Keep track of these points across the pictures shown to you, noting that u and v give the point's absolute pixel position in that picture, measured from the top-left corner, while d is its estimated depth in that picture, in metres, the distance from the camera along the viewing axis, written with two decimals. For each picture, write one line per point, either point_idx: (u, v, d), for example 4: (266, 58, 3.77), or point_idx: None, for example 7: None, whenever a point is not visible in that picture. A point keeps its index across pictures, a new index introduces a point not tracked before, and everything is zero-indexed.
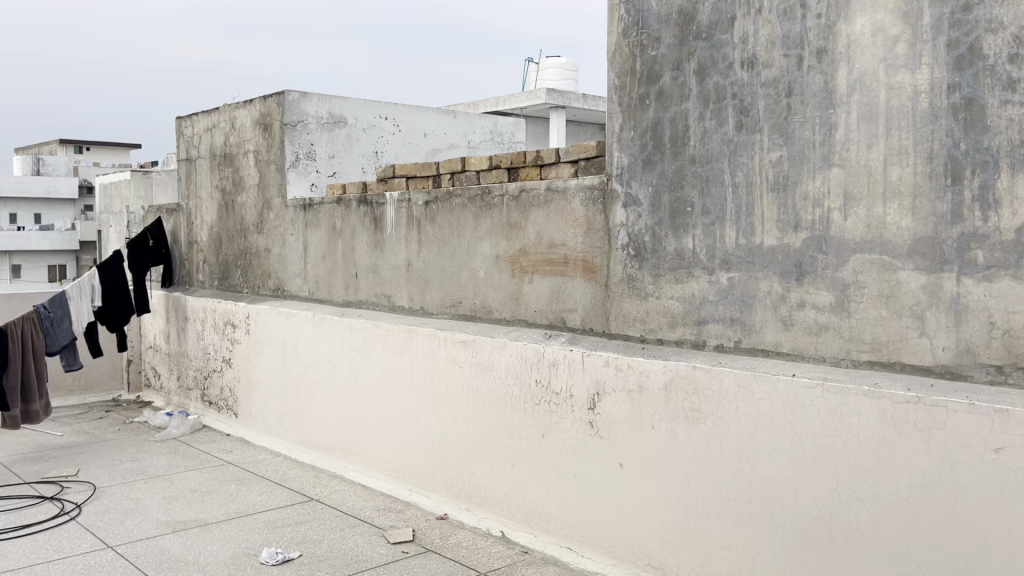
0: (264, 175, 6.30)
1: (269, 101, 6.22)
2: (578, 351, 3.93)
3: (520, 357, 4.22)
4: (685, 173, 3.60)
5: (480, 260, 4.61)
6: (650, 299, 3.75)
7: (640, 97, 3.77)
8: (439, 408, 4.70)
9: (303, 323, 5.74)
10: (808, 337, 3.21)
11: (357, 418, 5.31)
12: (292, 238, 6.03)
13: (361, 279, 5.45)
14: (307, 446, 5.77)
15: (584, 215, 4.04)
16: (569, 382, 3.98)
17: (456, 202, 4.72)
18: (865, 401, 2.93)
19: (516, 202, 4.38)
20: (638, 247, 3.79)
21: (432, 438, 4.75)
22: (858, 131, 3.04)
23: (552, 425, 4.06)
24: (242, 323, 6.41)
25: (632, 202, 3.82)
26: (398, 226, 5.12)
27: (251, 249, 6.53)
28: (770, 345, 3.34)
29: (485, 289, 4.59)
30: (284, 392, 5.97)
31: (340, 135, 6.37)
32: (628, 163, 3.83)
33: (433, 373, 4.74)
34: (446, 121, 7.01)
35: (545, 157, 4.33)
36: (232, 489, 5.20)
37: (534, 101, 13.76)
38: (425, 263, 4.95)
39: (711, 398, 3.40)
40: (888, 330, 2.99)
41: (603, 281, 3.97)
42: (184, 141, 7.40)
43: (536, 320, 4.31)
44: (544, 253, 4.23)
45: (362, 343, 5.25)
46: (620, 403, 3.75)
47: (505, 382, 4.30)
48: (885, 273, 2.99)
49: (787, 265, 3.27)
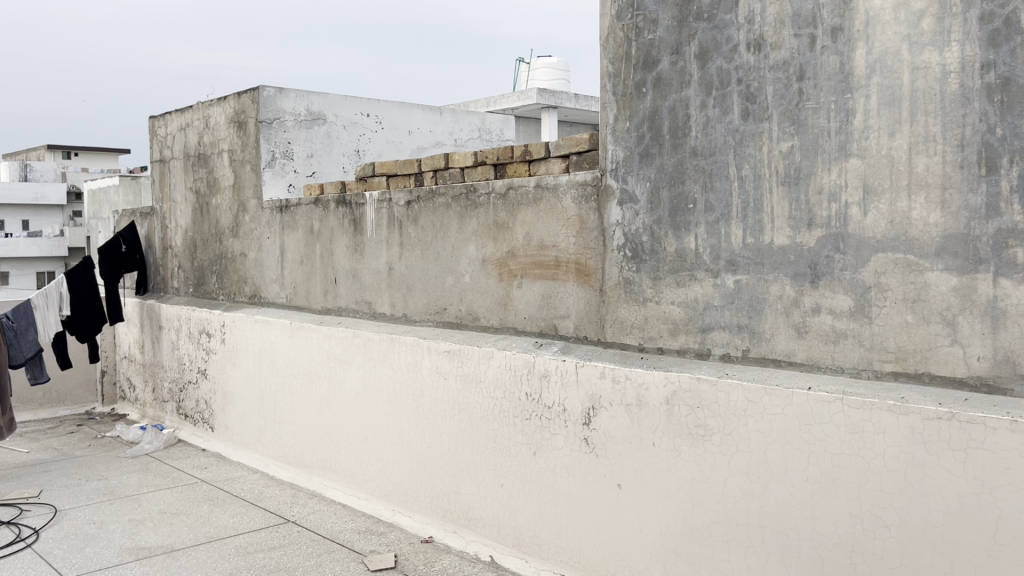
0: (239, 176, 5.98)
1: (243, 97, 5.91)
2: (572, 362, 3.62)
3: (509, 367, 3.91)
4: (686, 166, 3.30)
5: (465, 263, 4.30)
6: (649, 304, 3.45)
7: (636, 85, 3.46)
8: (423, 423, 4.38)
9: (280, 332, 5.41)
10: (824, 346, 2.92)
11: (337, 433, 4.99)
12: (269, 242, 5.71)
13: (340, 285, 5.13)
14: (285, 462, 5.44)
15: (577, 213, 3.73)
16: (562, 395, 3.67)
17: (440, 202, 4.41)
18: (891, 417, 2.63)
19: (503, 201, 4.07)
20: (634, 247, 3.49)
21: (416, 456, 4.44)
22: (879, 117, 2.74)
23: (544, 441, 3.76)
24: (217, 332, 6.09)
25: (628, 200, 3.51)
26: (378, 228, 4.81)
27: (226, 254, 6.21)
28: (783, 354, 3.03)
29: (471, 294, 4.27)
30: (261, 405, 5.65)
31: (319, 132, 6.06)
32: (623, 156, 3.53)
33: (416, 385, 4.42)
34: (432, 118, 6.69)
35: (534, 151, 4.01)
36: (203, 510, 4.87)
37: (526, 102, 13.44)
38: (408, 268, 4.64)
39: (718, 413, 3.09)
40: (916, 338, 2.69)
41: (598, 285, 3.66)
42: (157, 142, 7.07)
43: (525, 327, 4.01)
44: (534, 255, 3.93)
45: (341, 353, 4.93)
46: (616, 418, 3.44)
47: (493, 396, 3.99)
48: (911, 275, 2.69)
49: (800, 266, 2.97)
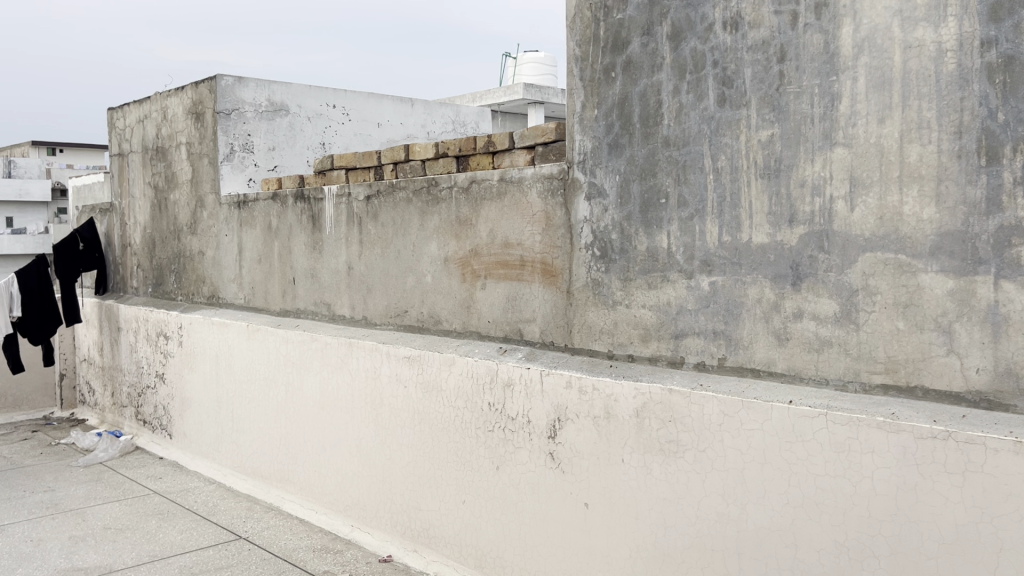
0: (197, 170, 5.68)
1: (200, 86, 5.61)
2: (536, 370, 3.34)
3: (471, 375, 3.63)
4: (658, 158, 3.02)
5: (427, 262, 4.01)
6: (618, 308, 3.18)
7: (605, 69, 3.19)
8: (383, 434, 4.10)
9: (237, 335, 5.12)
10: (807, 355, 2.65)
11: (296, 443, 4.70)
12: (227, 240, 5.42)
13: (299, 285, 4.84)
14: (244, 472, 5.15)
15: (542, 209, 3.45)
16: (526, 406, 3.39)
17: (400, 196, 4.12)
18: (881, 435, 2.36)
19: (465, 195, 3.78)
20: (603, 246, 3.22)
21: (376, 469, 4.15)
22: (867, 102, 2.47)
23: (507, 455, 3.47)
24: (175, 335, 5.79)
25: (596, 194, 3.24)
26: (337, 224, 4.51)
27: (185, 252, 5.91)
28: (762, 363, 2.76)
29: (433, 296, 3.99)
30: (219, 412, 5.36)
31: (281, 124, 5.76)
32: (591, 147, 3.25)
33: (375, 393, 4.14)
34: (402, 110, 6.39)
35: (497, 142, 3.72)
36: (150, 525, 4.58)
37: (511, 96, 13.13)
38: (368, 267, 4.35)
39: (691, 429, 2.82)
40: (908, 347, 2.42)
41: (565, 286, 3.38)
42: (116, 135, 6.76)
43: (489, 331, 3.72)
44: (498, 253, 3.65)
45: (299, 358, 4.64)
46: (583, 431, 3.17)
47: (455, 406, 3.71)
48: (903, 277, 2.42)
49: (781, 267, 2.70)
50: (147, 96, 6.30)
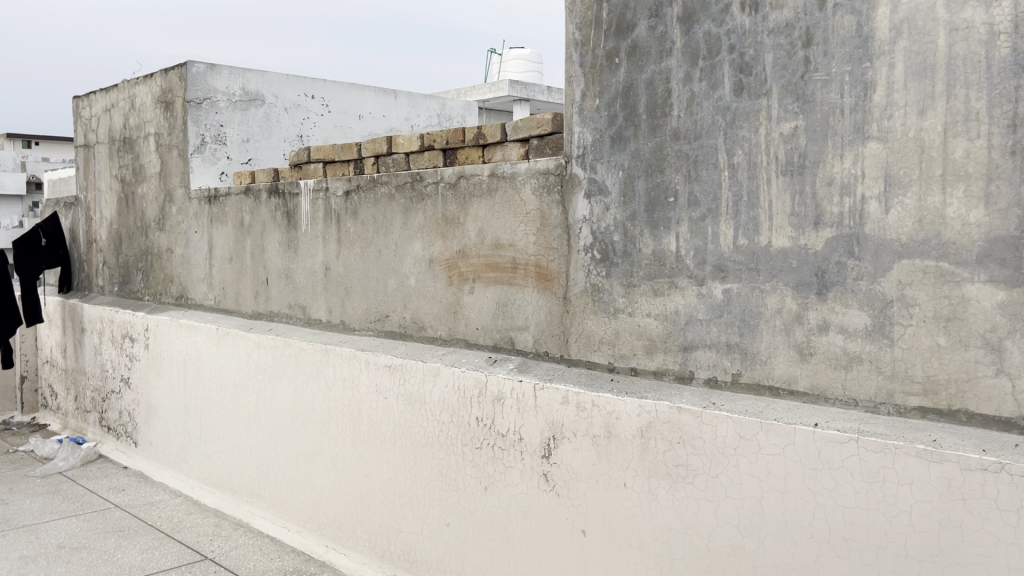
0: (166, 163, 5.35)
1: (170, 74, 5.27)
2: (529, 384, 3.06)
3: (457, 387, 3.34)
4: (667, 152, 2.75)
5: (410, 264, 3.72)
6: (620, 316, 2.90)
7: (608, 55, 2.91)
8: (360, 448, 3.80)
9: (207, 339, 4.81)
10: (833, 373, 2.39)
11: (268, 455, 4.39)
12: (198, 237, 5.10)
13: (272, 287, 4.53)
14: (212, 485, 4.83)
15: (537, 207, 3.17)
16: (518, 422, 3.10)
17: (382, 192, 3.82)
18: (921, 465, 2.10)
19: (453, 191, 3.49)
20: (604, 248, 2.94)
21: (353, 485, 3.85)
22: (906, 91, 2.21)
23: (497, 474, 3.19)
24: (141, 337, 5.45)
25: (597, 191, 2.96)
26: (314, 221, 4.21)
27: (153, 250, 5.58)
28: (782, 380, 2.50)
29: (416, 299, 3.70)
30: (187, 420, 5.04)
31: (256, 115, 5.44)
32: (592, 140, 2.97)
33: (352, 404, 3.84)
34: (385, 102, 6.09)
35: (488, 134, 3.43)
36: (109, 544, 4.25)
37: (497, 93, 12.84)
38: (346, 268, 4.05)
39: (702, 452, 2.55)
40: (950, 366, 2.16)
41: (561, 292, 3.11)
42: (81, 125, 6.40)
43: (478, 339, 3.44)
44: (488, 255, 3.36)
45: (271, 365, 4.33)
46: (581, 451, 2.89)
47: (439, 420, 3.42)
48: (946, 287, 2.16)
49: (804, 274, 2.43)
50: (114, 83, 5.94)
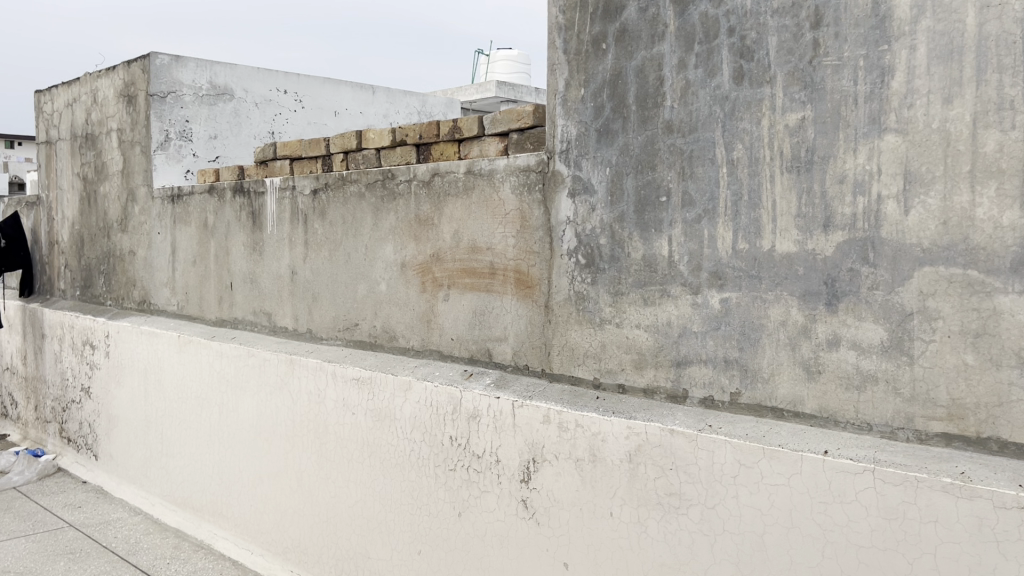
0: (128, 160, 5.05)
1: (132, 66, 4.97)
2: (507, 401, 2.78)
3: (430, 404, 3.06)
4: (659, 146, 2.49)
5: (381, 268, 3.44)
6: (607, 328, 2.64)
7: (594, 40, 2.65)
8: (327, 468, 3.52)
9: (168, 347, 4.51)
10: (844, 394, 2.13)
11: (230, 472, 4.10)
12: (161, 239, 4.81)
13: (237, 291, 4.25)
14: (173, 503, 4.54)
15: (517, 208, 2.90)
16: (494, 442, 2.83)
17: (351, 191, 3.55)
18: (947, 502, 1.84)
19: (426, 190, 3.22)
20: (589, 253, 2.68)
21: (319, 507, 3.57)
22: (929, 77, 1.96)
23: (472, 500, 2.92)
24: (101, 344, 5.15)
25: (582, 190, 2.70)
26: (280, 222, 3.93)
27: (114, 252, 5.28)
28: (786, 401, 2.24)
29: (387, 307, 3.42)
30: (148, 433, 4.74)
31: (224, 110, 5.17)
32: (576, 134, 2.71)
33: (319, 419, 3.55)
34: (362, 98, 5.88)
35: (464, 127, 3.16)
36: (58, 568, 3.95)
37: (484, 94, 12.56)
38: (313, 272, 3.77)
39: (697, 480, 2.29)
40: (979, 389, 1.91)
41: (542, 300, 2.84)
42: (43, 121, 6.09)
43: (452, 351, 3.16)
44: (463, 259, 3.09)
45: (234, 376, 4.04)
46: (563, 476, 2.62)
47: (410, 439, 3.14)
48: (975, 298, 1.91)
49: (812, 282, 2.18)
50: (76, 77, 5.64)
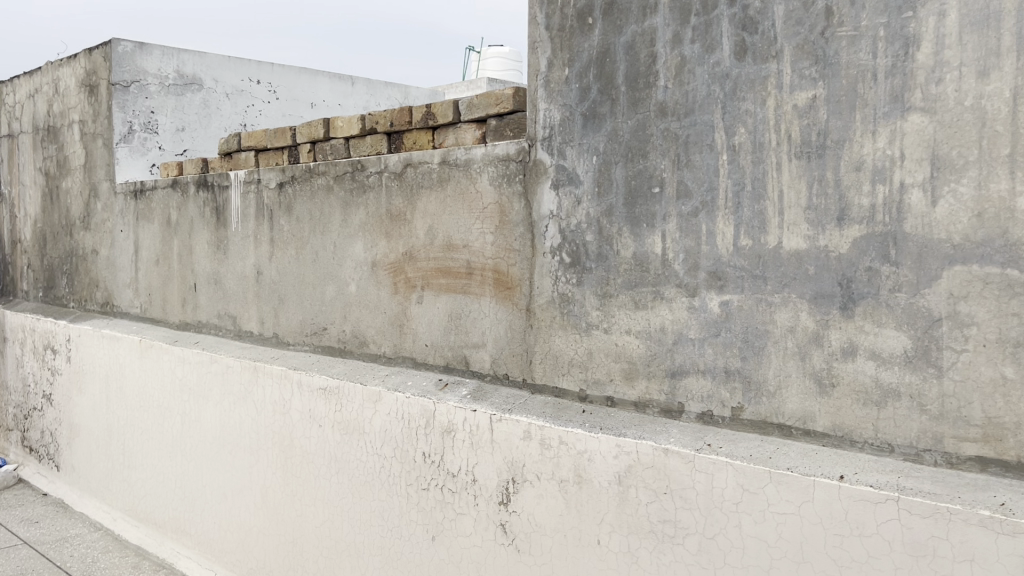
0: (90, 153, 4.77)
1: (94, 53, 4.69)
2: (484, 416, 2.52)
3: (401, 416, 2.80)
4: (651, 131, 2.23)
5: (351, 267, 3.17)
6: (594, 333, 2.39)
7: (579, 14, 2.39)
8: (292, 484, 3.26)
9: (129, 353, 4.24)
10: (861, 411, 1.88)
11: (194, 487, 3.83)
12: (124, 237, 4.53)
13: (201, 292, 3.99)
14: (136, 518, 4.26)
15: (495, 201, 2.63)
16: (470, 459, 2.57)
17: (319, 184, 3.28)
18: (985, 538, 1.59)
19: (398, 182, 2.95)
20: (574, 250, 2.42)
21: (285, 527, 3.31)
22: (962, 47, 1.70)
23: (446, 523, 2.66)
24: (62, 349, 4.86)
25: (566, 181, 2.44)
26: (245, 218, 3.66)
27: (77, 251, 4.99)
28: (795, 418, 1.99)
29: (358, 310, 3.15)
30: (109, 443, 4.47)
31: (193, 101, 4.92)
32: (559, 118, 2.45)
33: (284, 432, 3.28)
34: (340, 90, 5.74)
35: (438, 113, 2.89)
36: None
37: (474, 91, 12.29)
38: (279, 272, 3.50)
39: (695, 506, 2.03)
40: (1020, 407, 1.65)
41: (523, 303, 2.57)
42: (5, 113, 5.79)
43: (426, 357, 2.90)
44: (437, 258, 2.83)
45: (197, 384, 3.77)
46: (545, 499, 2.36)
47: (381, 454, 2.87)
48: (1015, 301, 1.65)
49: (824, 283, 1.92)
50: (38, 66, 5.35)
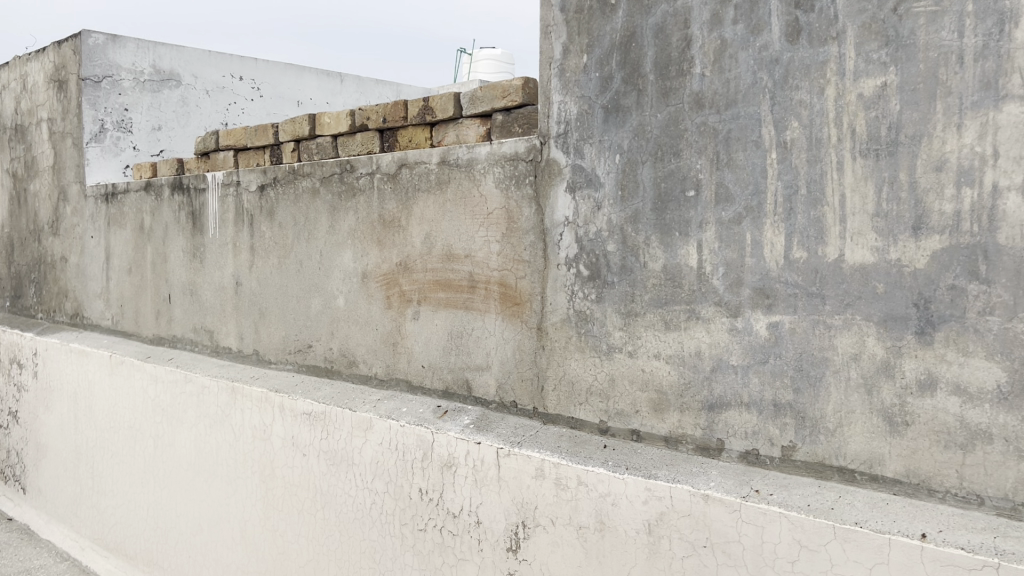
0: (59, 154, 4.44)
1: (63, 46, 4.37)
2: (491, 450, 2.21)
3: (395, 447, 2.49)
4: (684, 126, 1.93)
5: (339, 278, 2.87)
6: (616, 358, 2.09)
7: None
8: (273, 518, 2.94)
9: (99, 369, 3.91)
10: (943, 455, 1.59)
11: (167, 517, 3.50)
12: (94, 244, 4.20)
13: (176, 304, 3.67)
14: (106, 548, 3.94)
15: (501, 206, 2.33)
16: (474, 499, 2.27)
17: (303, 186, 2.98)
18: None
19: (392, 185, 2.65)
20: (593, 262, 2.12)
21: (265, 565, 2.99)
22: None
23: (446, 569, 2.35)
24: (28, 363, 4.53)
25: (584, 183, 2.14)
26: (223, 224, 3.36)
27: (45, 258, 4.66)
28: (859, 461, 1.69)
29: (346, 326, 2.85)
30: (78, 466, 4.14)
31: (170, 98, 4.61)
32: (576, 112, 2.15)
33: (265, 460, 2.97)
34: (330, 86, 5.49)
35: (437, 107, 2.58)
36: None
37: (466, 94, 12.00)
38: (260, 283, 3.19)
39: (741, 563, 1.74)
40: None
41: (534, 321, 2.28)
42: None
43: (423, 381, 2.60)
44: (436, 269, 2.52)
45: (170, 405, 3.46)
46: (561, 547, 2.06)
47: (371, 489, 2.57)
48: None
49: (896, 304, 1.63)
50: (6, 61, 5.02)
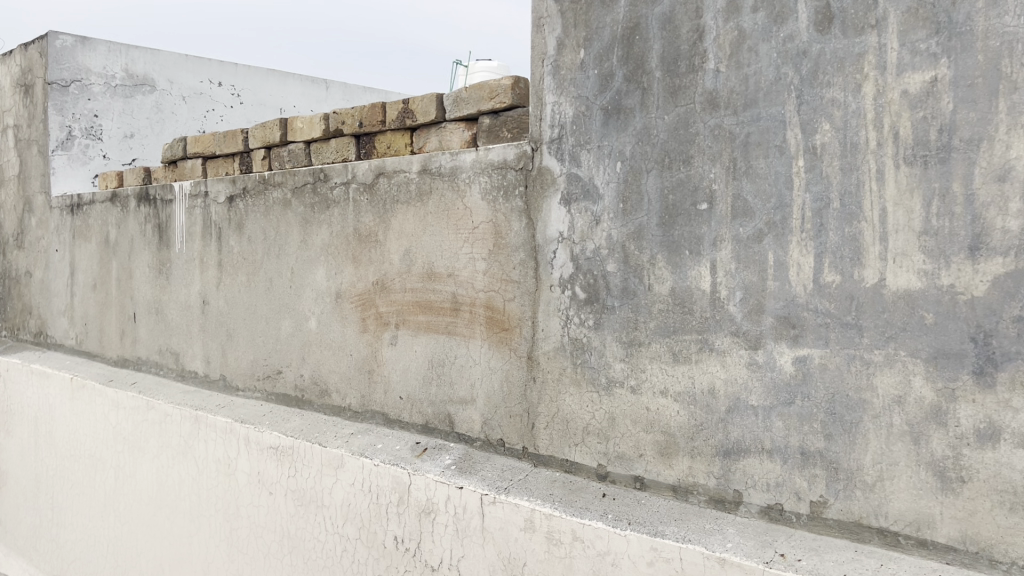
0: (25, 162, 4.18)
1: (30, 49, 4.12)
2: (474, 497, 1.95)
3: (368, 489, 2.23)
4: (695, 129, 1.69)
5: (311, 298, 2.61)
6: (617, 393, 1.83)
7: None
8: (237, 562, 2.67)
9: (60, 392, 3.64)
10: (1008, 520, 1.33)
11: (128, 555, 3.23)
12: (59, 258, 3.94)
13: (141, 323, 3.41)
14: None
15: (487, 219, 2.08)
16: (455, 551, 2.00)
17: (274, 197, 2.72)
18: None
19: (368, 195, 2.40)
20: (591, 284, 1.87)
21: None
22: None
23: None
24: None
25: (580, 195, 1.89)
26: (191, 238, 3.10)
27: (10, 273, 4.39)
28: (904, 522, 1.44)
29: (319, 351, 2.59)
30: (38, 496, 3.86)
31: (144, 105, 4.38)
32: (572, 115, 1.91)
33: (229, 497, 2.70)
34: (314, 93, 5.26)
35: (417, 110, 2.33)
36: None
37: None
38: (228, 302, 2.93)
39: None
40: None
41: (524, 350, 2.02)
42: None
43: (401, 414, 2.33)
44: (415, 290, 2.27)
45: (132, 434, 3.19)
46: None
47: (342, 534, 2.30)
48: None
49: (949, 338, 1.38)
50: None
